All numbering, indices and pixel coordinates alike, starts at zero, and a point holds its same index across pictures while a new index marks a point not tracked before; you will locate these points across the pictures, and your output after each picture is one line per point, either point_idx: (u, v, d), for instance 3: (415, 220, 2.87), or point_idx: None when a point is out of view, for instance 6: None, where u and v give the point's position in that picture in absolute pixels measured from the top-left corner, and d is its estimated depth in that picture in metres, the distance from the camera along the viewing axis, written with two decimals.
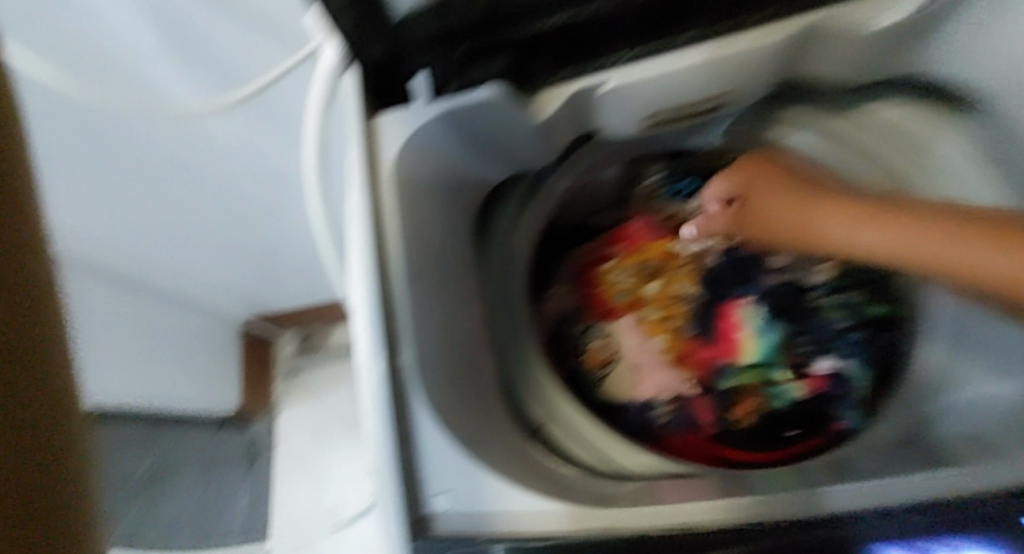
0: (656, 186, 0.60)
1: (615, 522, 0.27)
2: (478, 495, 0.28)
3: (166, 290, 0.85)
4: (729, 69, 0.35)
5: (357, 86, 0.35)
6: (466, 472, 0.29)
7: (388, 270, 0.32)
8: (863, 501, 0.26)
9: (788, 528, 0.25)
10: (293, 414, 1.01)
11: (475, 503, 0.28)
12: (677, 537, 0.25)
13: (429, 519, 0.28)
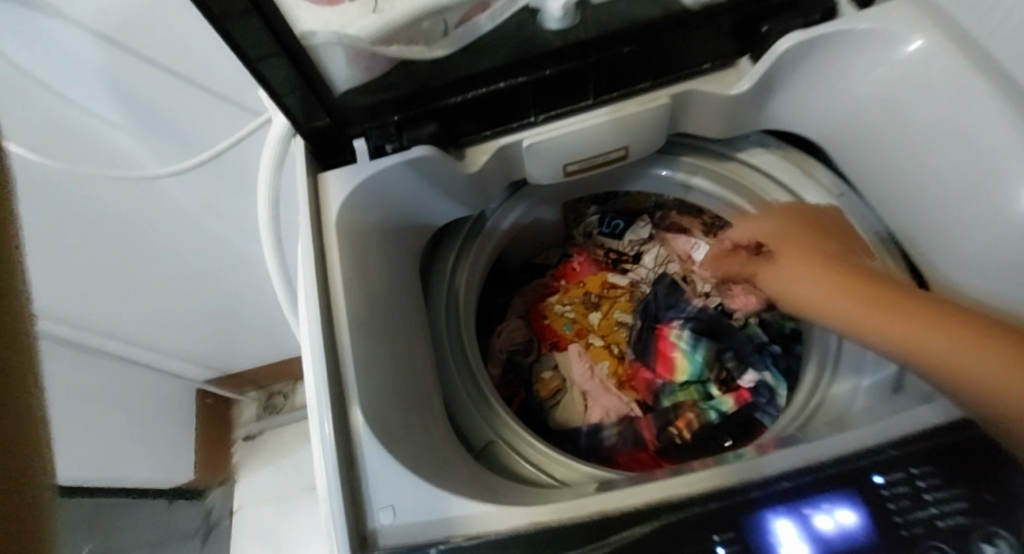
0: (593, 226, 0.65)
1: (549, 514, 0.30)
2: (421, 507, 0.31)
3: (123, 357, 0.89)
4: (626, 126, 0.41)
5: (304, 151, 0.40)
6: (408, 489, 0.32)
7: (333, 308, 0.36)
8: (776, 470, 0.29)
9: (695, 502, 0.28)
10: (256, 476, 1.10)
11: (418, 514, 0.31)
12: (594, 522, 0.29)
13: (375, 535, 0.31)
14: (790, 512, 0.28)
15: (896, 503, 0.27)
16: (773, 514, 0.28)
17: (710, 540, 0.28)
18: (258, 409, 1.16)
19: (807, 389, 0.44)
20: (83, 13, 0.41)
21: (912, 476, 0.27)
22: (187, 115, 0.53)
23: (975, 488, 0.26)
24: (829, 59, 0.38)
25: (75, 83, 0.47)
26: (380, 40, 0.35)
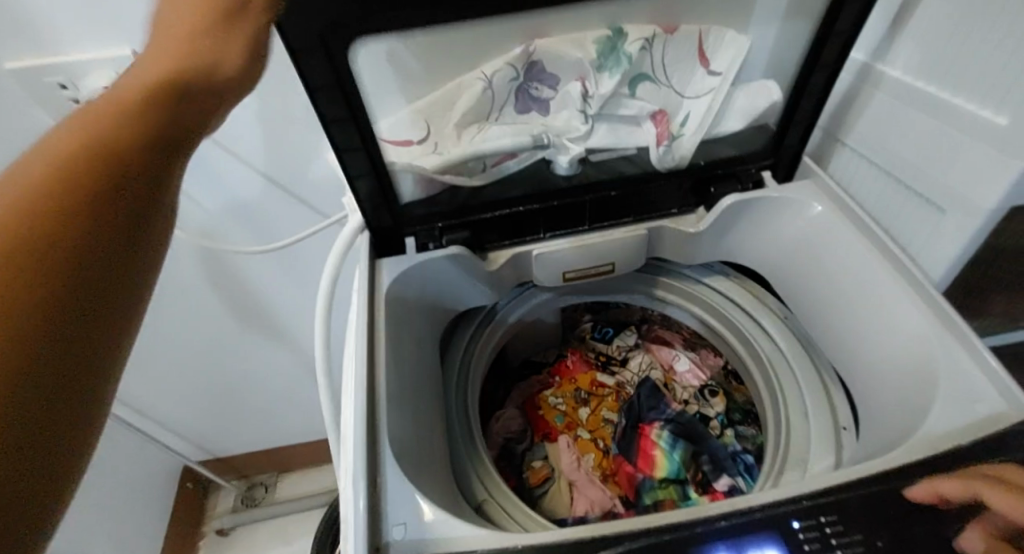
0: (586, 331, 0.76)
1: (534, 539, 0.35)
2: (426, 526, 0.37)
3: (138, 416, 0.99)
4: (611, 246, 0.55)
5: (366, 243, 0.52)
6: (416, 509, 0.37)
7: (374, 359, 0.45)
8: (727, 515, 0.35)
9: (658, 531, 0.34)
10: None
11: (423, 532, 0.36)
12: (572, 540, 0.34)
13: (386, 547, 0.36)
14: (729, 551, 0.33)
15: (812, 545, 0.33)
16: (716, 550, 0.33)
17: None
18: (234, 503, 1.20)
19: (769, 467, 0.48)
20: (243, 150, 0.64)
21: (823, 524, 0.34)
22: (271, 212, 0.71)
23: (871, 534, 0.33)
24: (759, 214, 0.53)
25: (212, 187, 0.67)
26: (438, 169, 0.49)
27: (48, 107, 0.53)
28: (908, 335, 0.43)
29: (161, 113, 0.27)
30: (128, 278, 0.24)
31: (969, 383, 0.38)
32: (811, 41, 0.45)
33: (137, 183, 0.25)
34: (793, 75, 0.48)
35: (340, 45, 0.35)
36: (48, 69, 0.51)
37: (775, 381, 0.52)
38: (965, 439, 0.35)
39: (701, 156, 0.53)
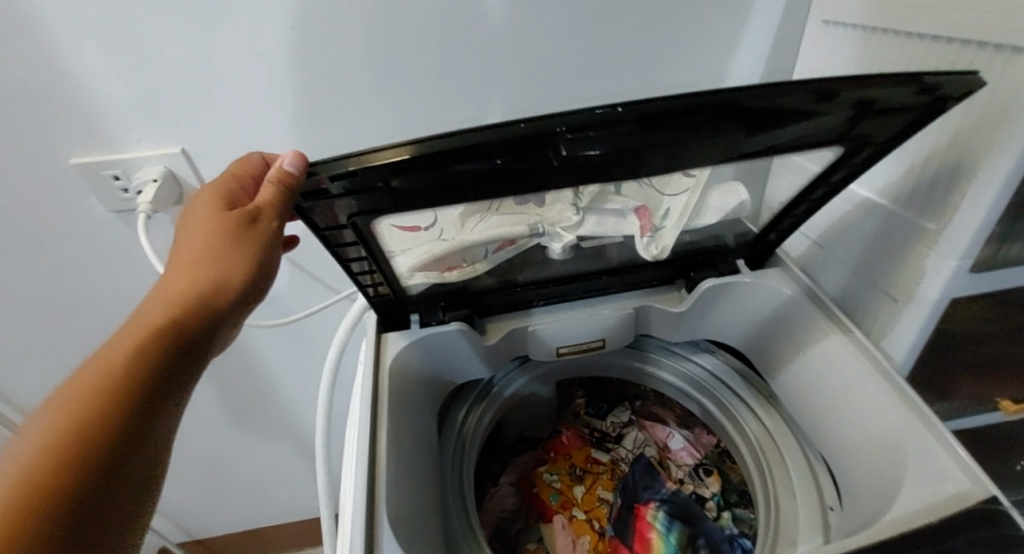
0: (581, 406, 0.77)
1: None
2: None
3: None
4: (600, 322, 0.58)
5: (374, 320, 0.56)
6: None
7: (377, 425, 0.47)
8: None
9: None
10: None
11: None
12: None
13: None
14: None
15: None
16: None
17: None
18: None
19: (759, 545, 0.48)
20: None
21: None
22: (284, 288, 0.76)
23: None
24: (736, 297, 0.57)
25: None
26: (433, 259, 0.52)
27: (99, 194, 0.60)
28: (882, 415, 0.45)
29: (194, 302, 0.36)
30: (174, 409, 0.34)
31: (937, 463, 0.40)
32: (811, 179, 0.48)
33: (181, 352, 0.35)
34: (785, 200, 0.52)
35: (364, 221, 0.40)
36: (106, 163, 0.58)
37: (764, 459, 0.54)
38: (934, 516, 0.36)
39: (681, 245, 0.57)
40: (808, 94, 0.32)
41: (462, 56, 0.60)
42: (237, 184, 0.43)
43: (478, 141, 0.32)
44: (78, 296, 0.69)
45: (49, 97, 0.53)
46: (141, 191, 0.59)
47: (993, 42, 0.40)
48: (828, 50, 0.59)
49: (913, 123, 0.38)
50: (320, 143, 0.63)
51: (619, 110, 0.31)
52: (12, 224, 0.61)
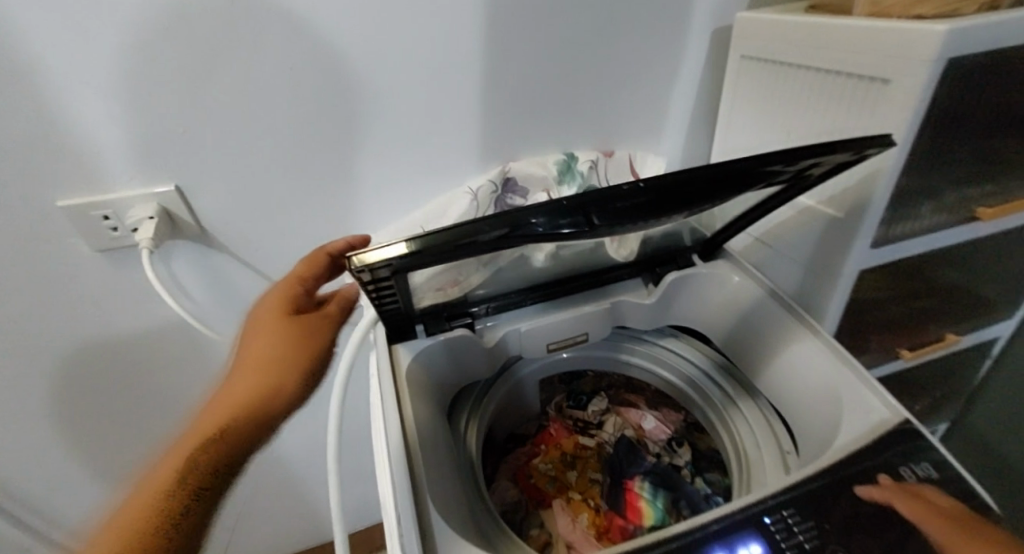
0: (562, 401, 0.84)
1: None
2: None
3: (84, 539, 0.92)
4: (583, 318, 0.66)
5: (382, 333, 0.60)
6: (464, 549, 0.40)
7: (405, 423, 0.51)
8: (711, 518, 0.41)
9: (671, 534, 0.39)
10: None
11: None
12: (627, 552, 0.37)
13: None
14: (725, 549, 0.39)
15: (781, 535, 0.40)
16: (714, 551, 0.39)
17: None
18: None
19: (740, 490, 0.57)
20: (254, 262, 0.69)
21: (785, 517, 0.41)
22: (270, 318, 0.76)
23: (820, 521, 0.41)
24: (694, 286, 0.67)
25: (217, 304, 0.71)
26: (431, 291, 0.56)
27: (89, 235, 0.59)
28: (821, 372, 0.55)
29: (255, 401, 0.42)
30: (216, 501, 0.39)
31: (867, 400, 0.50)
32: (754, 206, 0.61)
33: (236, 449, 0.40)
34: (729, 220, 0.64)
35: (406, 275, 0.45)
36: (98, 204, 0.57)
37: (730, 422, 0.64)
38: (872, 438, 0.46)
39: (647, 248, 0.66)
40: (771, 166, 0.43)
41: (433, 91, 0.62)
42: (299, 287, 0.50)
43: (532, 218, 0.38)
44: (51, 340, 0.67)
45: (38, 142, 0.52)
46: (136, 229, 0.60)
47: (882, 76, 0.51)
48: (754, 81, 0.66)
49: (835, 169, 0.51)
50: (302, 176, 0.64)
51: (641, 186, 0.39)
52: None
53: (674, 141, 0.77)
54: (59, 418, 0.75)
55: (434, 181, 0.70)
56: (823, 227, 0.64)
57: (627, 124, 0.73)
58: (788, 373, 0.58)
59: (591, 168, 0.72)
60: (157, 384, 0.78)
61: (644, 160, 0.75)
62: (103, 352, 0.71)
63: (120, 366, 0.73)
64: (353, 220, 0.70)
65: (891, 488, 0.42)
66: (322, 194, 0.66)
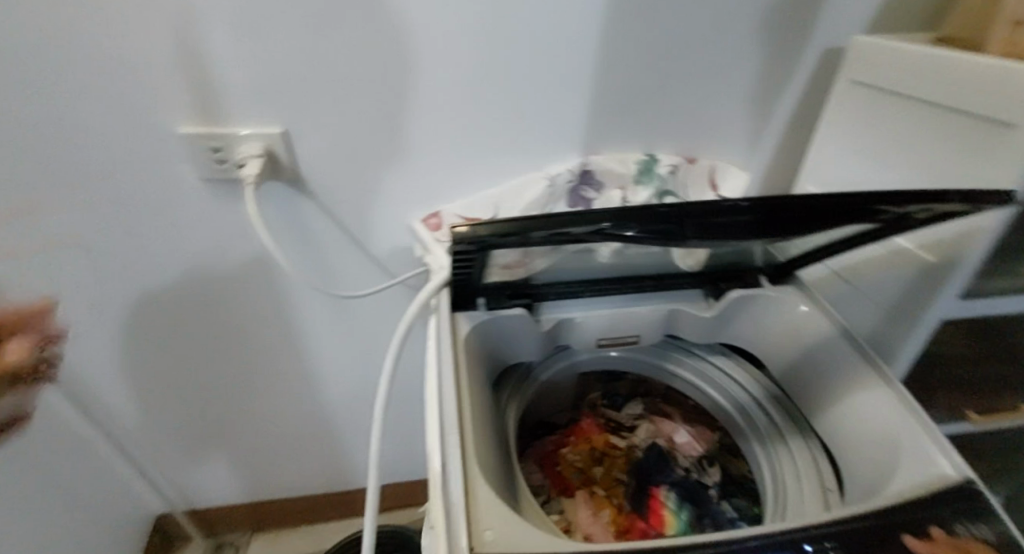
0: (598, 399, 0.84)
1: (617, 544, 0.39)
2: (515, 525, 0.41)
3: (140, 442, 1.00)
4: (638, 320, 0.67)
5: (445, 299, 0.62)
6: (504, 513, 0.42)
7: (460, 386, 0.53)
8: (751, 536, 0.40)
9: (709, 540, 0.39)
10: None
11: (514, 529, 0.40)
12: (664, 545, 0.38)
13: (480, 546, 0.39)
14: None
15: None
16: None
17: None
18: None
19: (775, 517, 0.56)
20: (336, 212, 0.73)
21: (828, 549, 0.39)
22: (339, 269, 0.80)
23: None
24: (758, 308, 0.66)
25: (295, 248, 0.76)
26: (498, 271, 0.58)
27: (199, 161, 0.64)
28: (879, 416, 0.54)
29: None
30: None
31: (928, 450, 0.49)
32: (832, 247, 0.61)
33: None
34: (810, 249, 0.63)
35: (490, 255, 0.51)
36: (213, 135, 0.62)
37: (773, 449, 0.63)
38: (931, 489, 0.45)
39: (715, 261, 0.65)
40: (844, 204, 0.47)
41: (533, 74, 0.63)
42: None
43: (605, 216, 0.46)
44: (147, 252, 0.73)
45: (174, 69, 0.57)
46: (242, 164, 0.64)
47: (1006, 120, 0.48)
48: (860, 109, 0.64)
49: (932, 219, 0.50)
50: (394, 137, 0.67)
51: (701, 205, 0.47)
52: (108, 181, 0.65)
53: (759, 158, 0.76)
54: (140, 326, 0.82)
55: (516, 162, 0.72)
56: (910, 272, 0.62)
57: (716, 135, 0.72)
58: (847, 412, 0.57)
59: (671, 171, 0.71)
60: (227, 314, 0.83)
61: (726, 172, 0.74)
62: (186, 274, 0.77)
63: (199, 289, 0.79)
64: (433, 189, 0.73)
65: (945, 545, 0.40)
66: (411, 160, 0.69)
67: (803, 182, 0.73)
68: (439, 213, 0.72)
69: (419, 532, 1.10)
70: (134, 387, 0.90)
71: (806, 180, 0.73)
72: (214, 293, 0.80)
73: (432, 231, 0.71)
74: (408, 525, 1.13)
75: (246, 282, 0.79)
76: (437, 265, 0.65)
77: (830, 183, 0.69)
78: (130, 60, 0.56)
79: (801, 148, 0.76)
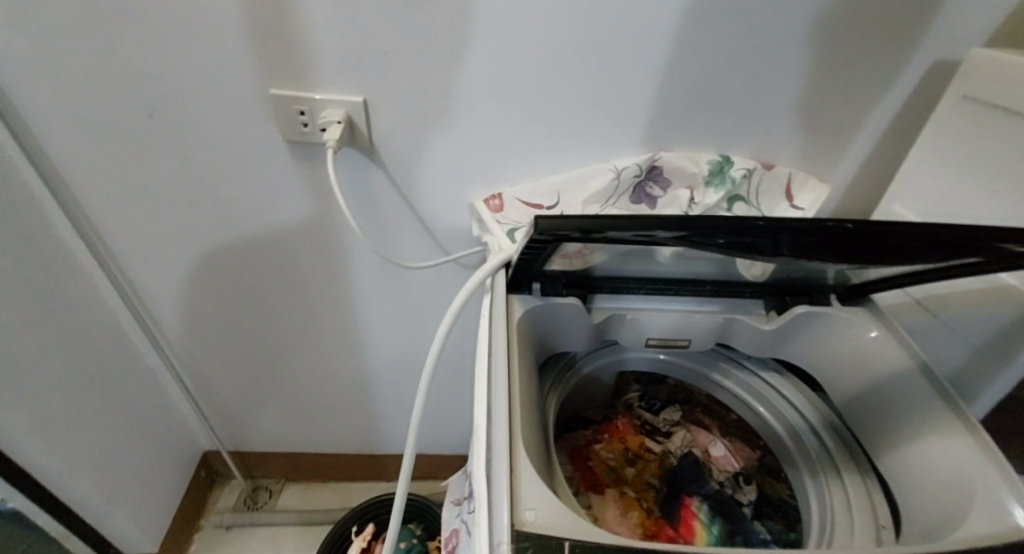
0: (635, 400, 0.83)
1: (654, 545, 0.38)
2: (553, 511, 0.41)
3: (193, 382, 1.06)
4: (692, 325, 0.65)
5: (501, 280, 0.62)
6: (543, 498, 0.42)
7: (510, 368, 0.53)
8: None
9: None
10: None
11: (552, 516, 0.40)
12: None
13: (519, 526, 0.39)
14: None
15: None
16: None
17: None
18: (238, 499, 1.24)
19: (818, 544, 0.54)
20: (401, 183, 0.74)
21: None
22: (397, 241, 0.82)
23: None
24: (821, 328, 0.63)
25: (358, 215, 0.78)
26: (556, 259, 0.58)
27: (281, 122, 0.67)
28: (949, 454, 0.51)
29: None
30: None
31: (1001, 499, 0.45)
32: (907, 275, 0.59)
33: None
34: (887, 275, 0.60)
35: (560, 247, 0.53)
36: (295, 98, 0.65)
37: (821, 474, 0.61)
38: (1000, 541, 0.42)
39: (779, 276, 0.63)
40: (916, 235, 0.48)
41: (614, 64, 0.62)
42: None
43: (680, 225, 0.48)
44: (222, 204, 0.77)
45: (268, 30, 0.60)
46: (324, 129, 0.66)
47: None
48: (966, 127, 0.59)
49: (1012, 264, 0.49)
50: (468, 114, 0.67)
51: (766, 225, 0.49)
52: (199, 130, 0.69)
53: (843, 169, 0.72)
54: (209, 272, 0.87)
55: (586, 152, 0.71)
56: None
57: (799, 141, 0.69)
58: (909, 447, 0.54)
59: (745, 177, 0.69)
60: (286, 271, 0.87)
61: (802, 184, 0.72)
62: (254, 230, 0.81)
63: (265, 244, 0.83)
64: (498, 170, 0.72)
65: None
66: (481, 139, 0.69)
67: (889, 200, 0.69)
68: (500, 194, 0.72)
69: (440, 506, 1.12)
70: (196, 329, 0.96)
71: (893, 198, 0.68)
72: (277, 249, 0.84)
73: (492, 212, 0.71)
74: (431, 497, 1.15)
75: (308, 244, 0.83)
76: (497, 246, 0.65)
77: (921, 204, 0.65)
78: (229, 17, 0.58)
79: (889, 165, 0.72)
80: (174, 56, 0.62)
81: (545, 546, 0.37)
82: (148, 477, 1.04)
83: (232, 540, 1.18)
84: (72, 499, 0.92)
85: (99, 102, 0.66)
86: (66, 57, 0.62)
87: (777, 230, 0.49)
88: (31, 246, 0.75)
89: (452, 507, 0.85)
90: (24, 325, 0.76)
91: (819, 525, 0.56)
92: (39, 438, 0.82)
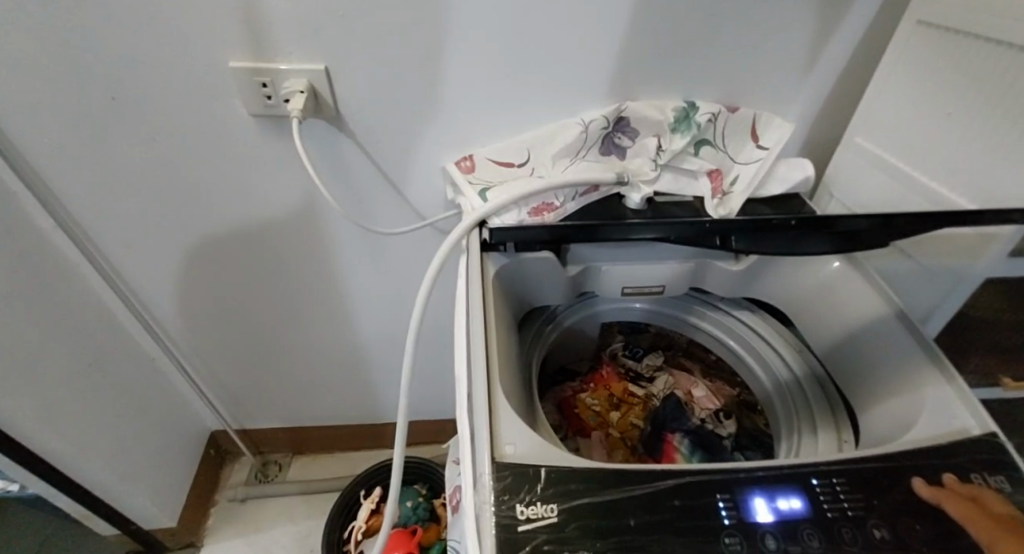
0: (618, 349, 0.85)
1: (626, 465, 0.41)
2: (531, 442, 0.43)
3: (193, 362, 1.09)
4: (665, 273, 0.67)
5: (476, 240, 0.63)
6: (520, 432, 0.44)
7: (488, 319, 0.55)
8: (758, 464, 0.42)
9: (719, 467, 0.41)
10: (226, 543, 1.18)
11: (531, 446, 0.43)
12: (671, 470, 0.40)
13: (499, 458, 0.42)
14: (764, 494, 0.40)
15: (826, 497, 0.40)
16: (753, 493, 0.40)
17: (673, 503, 0.39)
18: (249, 475, 1.29)
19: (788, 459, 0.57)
20: (374, 151, 0.75)
21: (835, 484, 0.41)
22: (376, 211, 0.83)
23: (869, 497, 0.40)
24: (789, 265, 0.66)
25: (336, 186, 0.79)
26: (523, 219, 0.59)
27: (245, 97, 0.67)
28: (908, 370, 0.54)
29: None
30: None
31: (951, 409, 0.48)
32: None
33: None
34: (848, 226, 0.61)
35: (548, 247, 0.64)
36: (257, 71, 0.65)
37: (790, 401, 0.64)
38: (946, 440, 0.45)
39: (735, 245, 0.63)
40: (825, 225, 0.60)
41: (573, 13, 0.62)
42: None
43: (648, 230, 0.62)
44: (198, 184, 0.78)
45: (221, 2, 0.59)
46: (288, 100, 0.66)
47: None
48: (921, 54, 0.60)
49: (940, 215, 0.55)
50: (432, 75, 0.67)
51: (707, 224, 0.63)
52: (164, 109, 0.68)
53: (807, 106, 0.73)
54: (194, 253, 0.88)
55: (550, 105, 0.71)
56: None
57: (760, 81, 0.70)
58: (872, 366, 0.57)
59: (709, 121, 0.70)
60: (269, 247, 0.88)
61: (767, 123, 0.72)
62: (231, 208, 0.82)
63: (246, 222, 0.84)
64: (467, 131, 0.73)
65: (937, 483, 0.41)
66: (447, 102, 0.70)
67: (852, 133, 0.70)
68: (472, 156, 0.73)
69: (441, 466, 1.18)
70: (189, 310, 0.98)
71: (856, 131, 0.70)
72: (259, 225, 0.85)
73: (464, 174, 0.72)
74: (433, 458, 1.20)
75: (290, 220, 0.84)
76: (469, 208, 0.66)
77: (881, 135, 0.67)
78: None
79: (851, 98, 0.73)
80: (126, 34, 0.61)
81: (523, 473, 0.40)
82: (158, 457, 1.08)
83: (247, 513, 1.23)
84: (88, 482, 0.95)
85: (57, 88, 0.65)
86: (17, 42, 0.60)
87: (720, 228, 0.62)
88: (11, 240, 0.75)
89: (454, 466, 0.89)
90: (17, 317, 0.78)
91: (792, 444, 0.60)
92: (47, 425, 0.85)
